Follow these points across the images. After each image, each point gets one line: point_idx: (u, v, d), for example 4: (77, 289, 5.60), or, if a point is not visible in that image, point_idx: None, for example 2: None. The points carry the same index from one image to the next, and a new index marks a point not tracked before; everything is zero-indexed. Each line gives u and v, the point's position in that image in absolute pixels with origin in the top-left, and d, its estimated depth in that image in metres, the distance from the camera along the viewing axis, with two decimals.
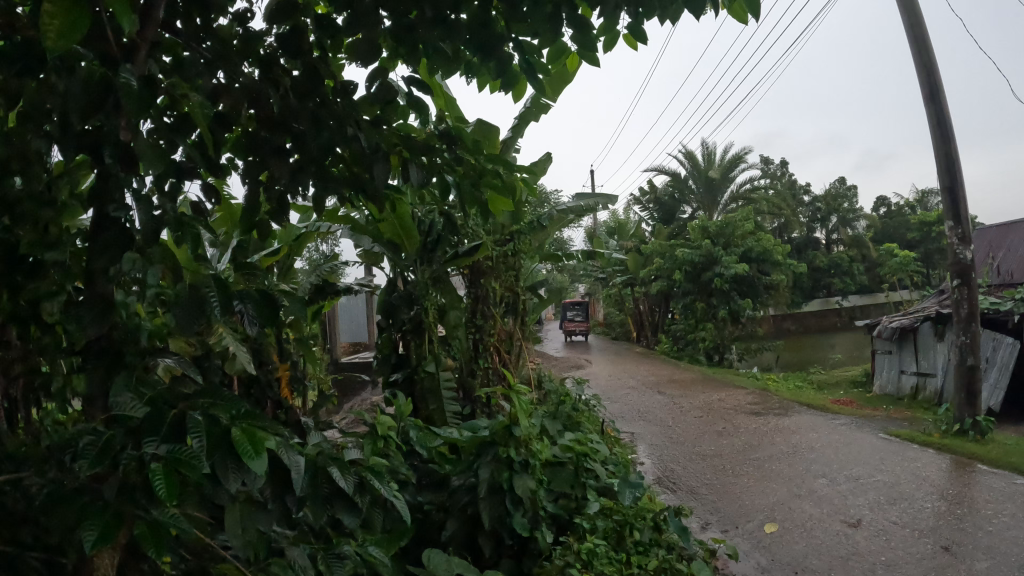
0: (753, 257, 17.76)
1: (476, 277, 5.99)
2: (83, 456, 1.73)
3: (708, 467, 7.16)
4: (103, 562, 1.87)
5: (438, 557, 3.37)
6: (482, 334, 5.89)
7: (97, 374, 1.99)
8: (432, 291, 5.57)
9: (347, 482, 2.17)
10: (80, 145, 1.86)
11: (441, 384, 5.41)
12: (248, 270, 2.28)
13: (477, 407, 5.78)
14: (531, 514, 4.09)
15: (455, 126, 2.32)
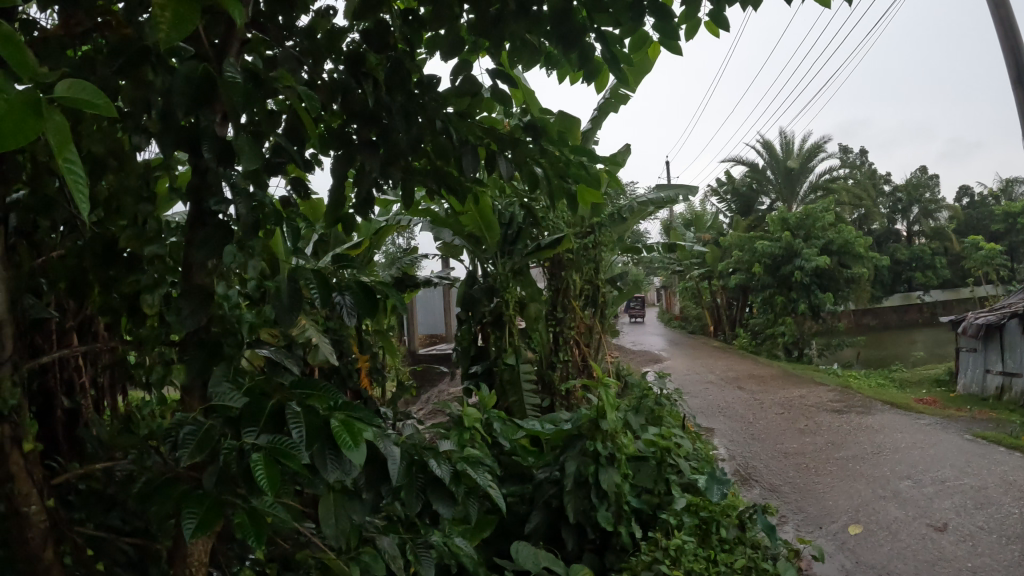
0: (834, 250, 17.09)
1: (557, 270, 5.84)
2: (184, 445, 1.77)
3: (792, 466, 6.92)
4: (198, 548, 1.84)
5: (525, 550, 3.37)
6: (562, 327, 5.76)
7: (195, 363, 1.92)
8: (511, 283, 5.50)
9: (444, 471, 2.01)
10: (178, 140, 1.86)
11: (520, 376, 5.35)
12: (345, 262, 2.04)
13: (556, 400, 5.70)
14: (616, 508, 4.05)
15: (540, 115, 2.00)
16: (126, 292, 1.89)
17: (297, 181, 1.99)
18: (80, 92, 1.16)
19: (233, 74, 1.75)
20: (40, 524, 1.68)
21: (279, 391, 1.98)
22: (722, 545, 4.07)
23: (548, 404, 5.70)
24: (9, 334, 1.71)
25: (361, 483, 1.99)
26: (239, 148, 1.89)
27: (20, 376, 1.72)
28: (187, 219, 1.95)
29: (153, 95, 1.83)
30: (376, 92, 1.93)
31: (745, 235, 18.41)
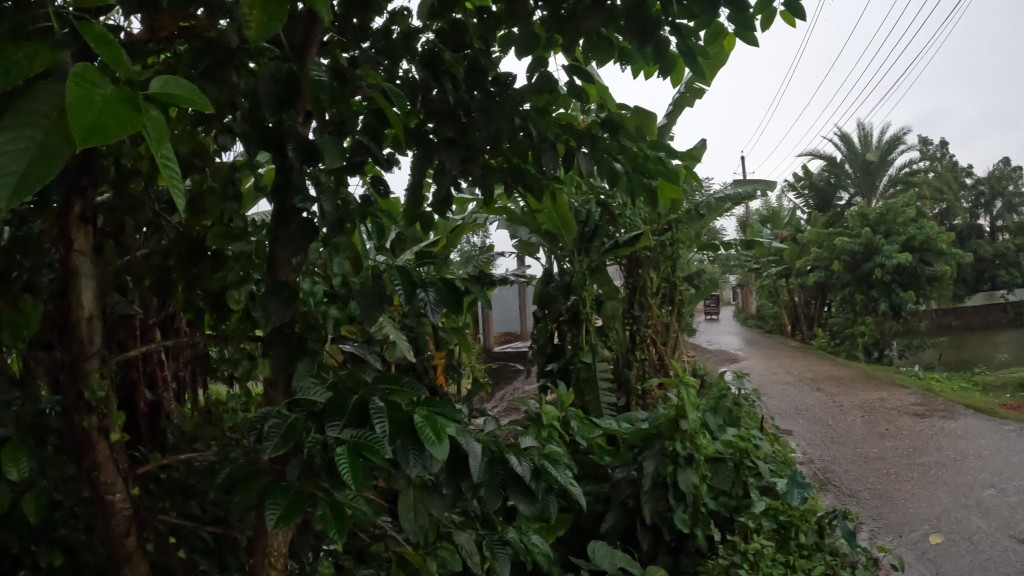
0: (916, 247, 14.75)
1: (633, 267, 5.58)
2: (269, 437, 1.80)
3: (871, 468, 6.56)
4: (277, 539, 1.85)
5: (603, 548, 3.47)
6: (639, 325, 5.53)
7: (280, 358, 1.94)
8: (588, 281, 5.44)
9: (525, 467, 1.94)
10: (262, 140, 1.90)
11: (597, 374, 5.24)
12: (427, 259, 2.03)
13: (632, 399, 5.51)
14: (692, 511, 4.07)
15: (618, 110, 1.96)
16: (210, 288, 1.93)
17: (378, 178, 2.00)
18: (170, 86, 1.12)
19: (319, 73, 1.77)
20: (125, 513, 1.72)
21: (361, 388, 1.99)
22: (800, 551, 3.97)
23: (625, 403, 5.53)
24: (98, 328, 1.76)
25: (442, 477, 1.97)
26: (322, 147, 1.91)
27: (106, 369, 1.77)
28: (270, 217, 1.98)
29: (237, 96, 1.86)
30: (456, 90, 1.92)
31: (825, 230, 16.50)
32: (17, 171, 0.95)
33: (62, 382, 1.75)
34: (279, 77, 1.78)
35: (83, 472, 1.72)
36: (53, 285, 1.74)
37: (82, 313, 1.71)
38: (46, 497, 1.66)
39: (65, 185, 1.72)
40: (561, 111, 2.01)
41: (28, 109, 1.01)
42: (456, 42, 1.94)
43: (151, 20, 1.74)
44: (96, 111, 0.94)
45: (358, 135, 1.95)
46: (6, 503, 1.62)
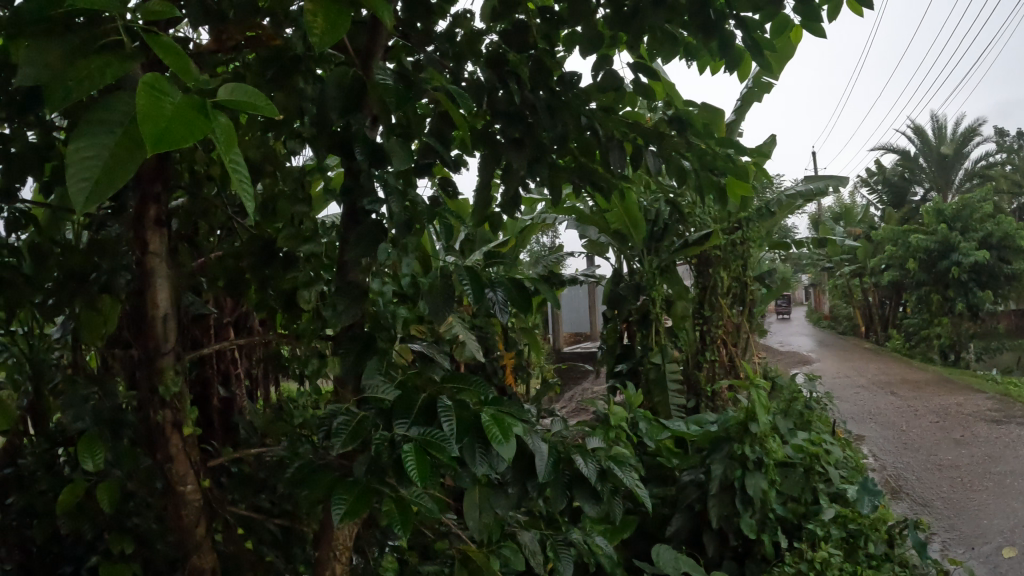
0: (995, 245, 14.02)
1: (704, 266, 5.45)
2: (337, 434, 1.84)
3: (947, 477, 5.86)
4: (342, 534, 1.89)
5: (667, 554, 3.48)
6: (708, 326, 5.38)
7: (348, 356, 1.98)
8: (658, 281, 5.27)
9: (591, 469, 1.93)
10: (330, 144, 1.94)
11: (667, 376, 5.13)
12: (496, 259, 2.04)
13: (701, 401, 5.33)
14: (760, 515, 3.96)
15: (685, 106, 1.93)
16: (281, 288, 1.99)
17: (445, 180, 2.02)
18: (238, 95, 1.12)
19: (385, 78, 1.81)
20: (195, 504, 1.79)
21: (430, 386, 2.01)
22: (869, 561, 3.78)
23: (694, 405, 5.35)
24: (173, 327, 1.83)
25: (509, 476, 1.98)
26: (390, 149, 1.94)
27: (180, 365, 1.84)
28: (340, 218, 2.03)
29: (304, 101, 1.92)
30: (521, 90, 1.92)
31: (898, 227, 15.13)
32: (91, 181, 0.95)
33: (138, 378, 1.83)
34: (346, 82, 1.83)
35: (157, 464, 1.80)
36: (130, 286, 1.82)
37: (157, 312, 1.79)
38: (120, 488, 1.75)
39: (140, 190, 1.80)
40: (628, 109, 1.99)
41: (104, 119, 1.01)
42: (519, 43, 1.94)
43: (218, 31, 1.82)
44: (170, 119, 0.93)
45: (425, 137, 1.98)
46: (82, 493, 1.70)
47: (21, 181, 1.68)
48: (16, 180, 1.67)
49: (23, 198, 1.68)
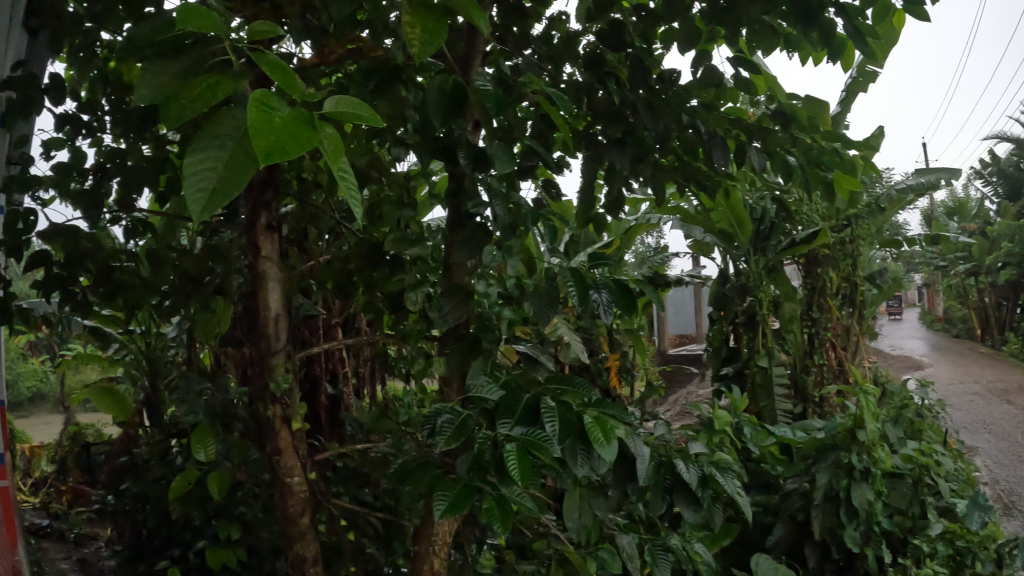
0: None
1: (812, 267, 4.68)
2: (440, 432, 1.88)
3: None
4: (443, 528, 1.93)
5: (766, 563, 3.35)
6: (817, 329, 4.62)
7: (454, 356, 2.02)
8: (764, 281, 4.69)
9: (692, 474, 1.89)
10: (435, 149, 1.99)
11: (774, 379, 4.52)
12: (600, 261, 2.04)
13: (808, 407, 4.62)
14: (864, 528, 3.62)
15: (789, 101, 1.85)
16: (389, 289, 2.06)
17: (549, 182, 2.03)
18: (346, 106, 1.11)
19: (483, 84, 1.85)
20: (300, 495, 1.88)
21: (534, 386, 2.04)
22: None
23: (800, 412, 4.63)
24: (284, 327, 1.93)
25: (610, 479, 1.97)
26: (492, 155, 1.97)
27: (290, 364, 1.94)
28: (446, 221, 2.08)
29: (407, 109, 1.98)
30: (620, 90, 1.91)
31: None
32: (207, 190, 0.89)
33: (251, 375, 1.94)
34: (446, 89, 1.87)
35: (267, 456, 1.91)
36: (244, 289, 1.94)
37: (269, 313, 1.89)
38: (230, 477, 1.86)
39: (252, 199, 1.91)
40: (731, 104, 1.94)
41: (213, 130, 0.95)
42: (614, 44, 1.92)
43: (320, 45, 1.91)
44: (277, 128, 0.88)
45: (527, 139, 2.00)
46: (193, 481, 1.83)
47: (138, 192, 1.81)
48: (133, 191, 1.80)
49: (140, 208, 1.82)
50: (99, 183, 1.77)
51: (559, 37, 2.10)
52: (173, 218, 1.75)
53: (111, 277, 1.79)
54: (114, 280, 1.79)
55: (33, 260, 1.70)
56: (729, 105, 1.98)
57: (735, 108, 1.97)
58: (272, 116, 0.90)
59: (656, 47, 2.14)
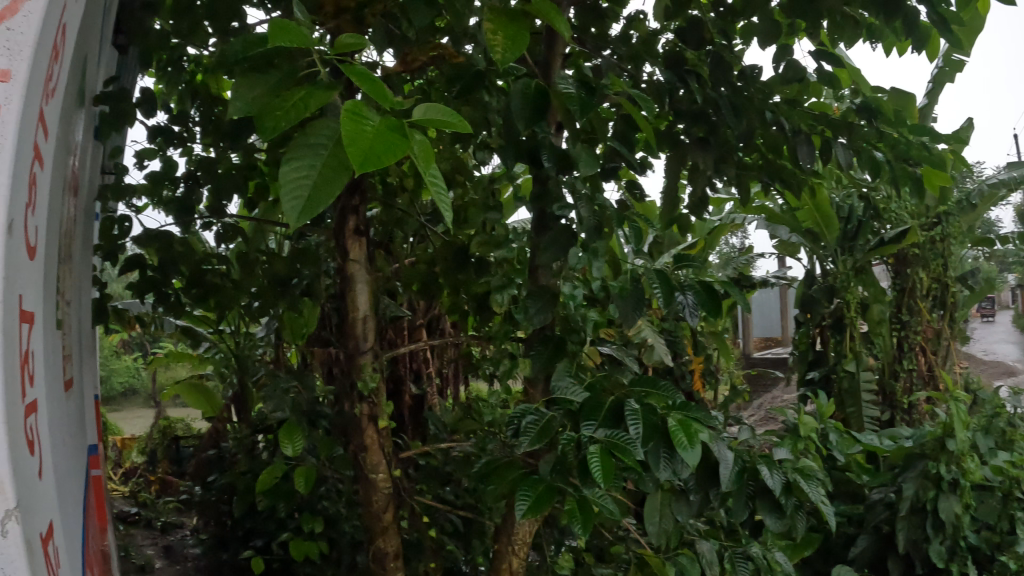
0: None
1: (901, 267, 4.55)
2: (523, 433, 1.87)
3: None
4: (524, 529, 1.93)
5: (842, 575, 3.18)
6: (906, 333, 4.50)
7: (538, 358, 2.00)
8: (853, 282, 4.55)
9: (776, 481, 1.84)
10: (519, 152, 1.99)
11: (862, 385, 4.41)
12: (685, 262, 2.00)
13: (896, 414, 4.49)
14: (950, 542, 3.43)
15: (875, 94, 1.78)
16: (474, 291, 2.09)
17: (633, 182, 2.01)
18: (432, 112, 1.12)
19: (565, 85, 1.84)
20: (385, 492, 1.92)
21: (618, 389, 2.01)
22: None
23: (887, 420, 4.50)
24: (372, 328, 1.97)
25: (692, 483, 1.93)
26: (576, 157, 1.94)
27: (377, 363, 1.98)
28: (531, 223, 2.07)
29: (489, 113, 1.99)
30: (702, 89, 1.86)
31: None
32: (305, 194, 1.03)
33: (339, 374, 1.99)
34: (528, 91, 1.87)
35: (352, 453, 1.96)
36: (331, 290, 1.99)
37: (357, 314, 1.93)
38: (316, 473, 1.91)
39: (341, 203, 1.95)
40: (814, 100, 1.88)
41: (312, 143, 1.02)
42: (695, 41, 1.88)
43: (403, 52, 1.93)
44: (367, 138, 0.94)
45: (610, 140, 1.97)
46: (281, 475, 1.89)
47: (228, 198, 1.90)
48: (223, 198, 1.89)
49: (231, 214, 1.90)
50: (191, 191, 1.87)
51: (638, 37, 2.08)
52: (259, 224, 1.84)
53: (203, 280, 1.89)
54: (205, 282, 1.89)
55: (129, 264, 1.82)
56: (813, 101, 1.91)
57: (819, 103, 1.91)
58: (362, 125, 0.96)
59: (738, 44, 2.09)
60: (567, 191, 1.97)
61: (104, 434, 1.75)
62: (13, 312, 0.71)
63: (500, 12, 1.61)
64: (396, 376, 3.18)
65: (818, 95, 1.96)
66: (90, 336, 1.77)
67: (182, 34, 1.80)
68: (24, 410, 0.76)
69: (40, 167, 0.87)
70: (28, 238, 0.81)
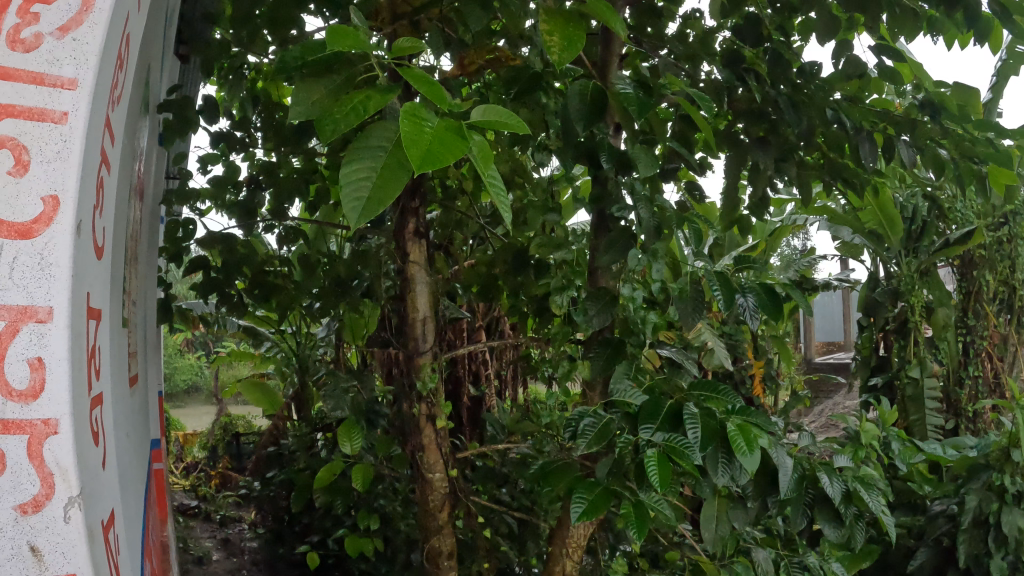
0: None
1: (967, 269, 4.49)
2: (580, 434, 1.84)
3: None
4: (578, 532, 1.91)
5: None
6: (971, 338, 4.39)
7: (597, 360, 1.96)
8: (918, 286, 4.43)
9: (836, 490, 1.78)
10: (578, 153, 1.95)
11: (926, 393, 4.22)
12: (746, 263, 1.95)
13: (960, 423, 4.35)
14: (1015, 556, 3.14)
15: (938, 88, 1.73)
16: (532, 293, 2.10)
17: (692, 182, 1.97)
18: (494, 113, 1.09)
19: (623, 84, 1.77)
20: (441, 491, 1.93)
21: (677, 392, 1.94)
22: None
23: (951, 428, 4.37)
24: (432, 330, 1.96)
25: (749, 490, 1.89)
26: (634, 157, 1.87)
27: (437, 364, 1.98)
28: (590, 225, 2.06)
29: (546, 115, 1.99)
30: (760, 87, 1.81)
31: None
32: (364, 198, 0.99)
33: (400, 373, 2.00)
34: (587, 93, 1.83)
35: (410, 453, 1.98)
36: (390, 292, 2.01)
37: (416, 315, 1.93)
38: (373, 470, 1.94)
39: (401, 206, 1.96)
40: (874, 95, 1.84)
41: (365, 144, 1.06)
42: (752, 38, 1.83)
43: (460, 56, 1.94)
44: (431, 136, 0.94)
45: (668, 140, 1.94)
46: (339, 472, 1.92)
47: (289, 202, 1.96)
48: (284, 201, 1.95)
49: (292, 217, 1.96)
50: (253, 194, 1.94)
51: (695, 37, 2.06)
52: (318, 226, 1.88)
53: (264, 281, 1.96)
54: (267, 283, 1.95)
55: (193, 265, 1.89)
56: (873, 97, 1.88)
57: (879, 99, 1.88)
58: (422, 128, 0.97)
59: (798, 42, 2.04)
60: (628, 191, 1.91)
61: (167, 428, 1.82)
62: (85, 307, 0.62)
63: (555, 10, 1.51)
64: (455, 378, 3.26)
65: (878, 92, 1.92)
66: (155, 334, 1.84)
67: (243, 43, 1.86)
68: (90, 409, 0.66)
69: (109, 157, 0.78)
70: (96, 237, 0.72)
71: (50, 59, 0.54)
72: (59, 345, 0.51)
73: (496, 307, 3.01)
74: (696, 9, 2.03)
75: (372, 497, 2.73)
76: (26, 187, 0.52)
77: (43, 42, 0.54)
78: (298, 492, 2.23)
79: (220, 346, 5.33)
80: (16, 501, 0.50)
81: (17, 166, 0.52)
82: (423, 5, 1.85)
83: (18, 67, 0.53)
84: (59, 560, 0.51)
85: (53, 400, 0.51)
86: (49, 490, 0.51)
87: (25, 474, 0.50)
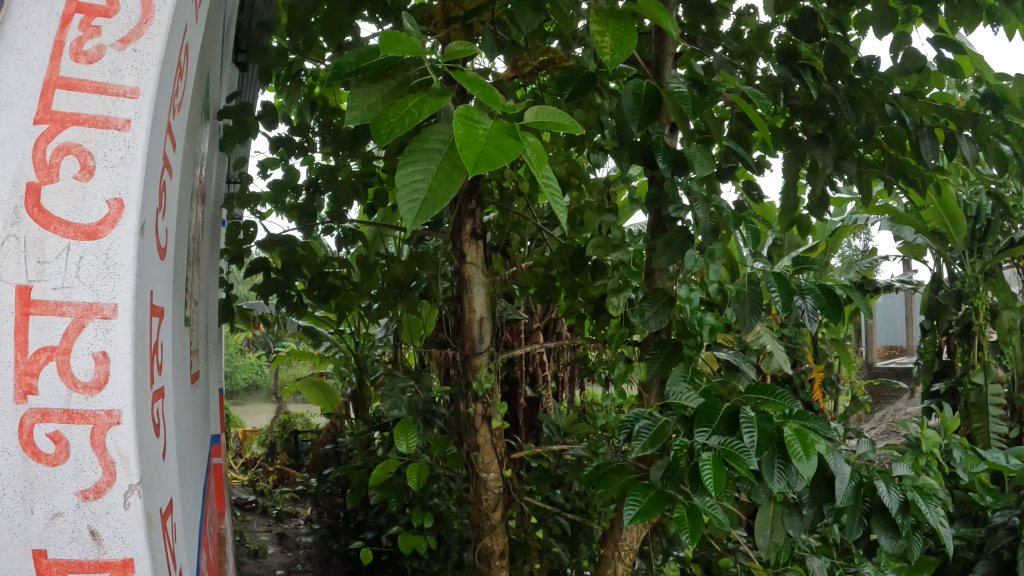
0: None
1: None
2: (636, 436, 1.80)
3: None
4: (631, 534, 1.90)
5: None
6: None
7: (654, 362, 1.93)
8: (981, 286, 4.34)
9: (894, 500, 1.73)
10: (635, 153, 1.93)
11: (989, 399, 4.13)
12: (805, 264, 1.89)
13: None
14: None
15: (1000, 82, 1.77)
16: (590, 293, 2.12)
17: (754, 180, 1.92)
18: (548, 114, 1.02)
19: (676, 83, 1.68)
20: (495, 491, 1.94)
21: (733, 396, 1.87)
22: None
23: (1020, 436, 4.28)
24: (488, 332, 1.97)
25: (806, 497, 1.84)
26: (692, 155, 1.81)
27: (492, 364, 1.98)
28: (647, 225, 2.04)
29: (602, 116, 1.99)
30: (819, 82, 1.77)
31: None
32: (421, 199, 0.93)
33: (456, 374, 2.01)
34: (641, 92, 1.76)
35: (466, 453, 2.00)
36: (449, 293, 2.01)
37: (472, 316, 1.92)
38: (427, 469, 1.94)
39: (456, 207, 1.96)
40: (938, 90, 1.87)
41: (420, 145, 1.00)
42: (809, 31, 1.78)
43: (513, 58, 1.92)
44: (485, 138, 0.87)
45: (727, 138, 1.87)
46: (393, 471, 1.91)
47: (348, 205, 2.00)
48: (342, 204, 1.99)
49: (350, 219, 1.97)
50: (312, 197, 1.97)
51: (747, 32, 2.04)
52: (374, 227, 1.91)
53: (323, 282, 2.00)
54: (325, 285, 2.00)
55: (253, 266, 1.92)
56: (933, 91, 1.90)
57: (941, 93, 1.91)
58: (478, 128, 0.90)
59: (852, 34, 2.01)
60: (687, 190, 1.85)
61: (225, 425, 1.85)
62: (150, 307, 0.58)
63: (606, 11, 1.39)
64: (511, 379, 3.36)
65: (939, 85, 1.94)
66: (215, 334, 1.87)
67: (301, 50, 1.91)
68: (153, 402, 0.62)
69: (171, 156, 0.72)
70: (160, 235, 0.67)
71: (111, 69, 0.51)
72: (126, 340, 0.49)
73: (549, 308, 3.10)
74: (750, 6, 2.01)
75: (425, 495, 2.83)
76: (91, 189, 0.49)
77: (105, 52, 0.51)
78: (353, 491, 2.28)
79: (285, 346, 5.59)
80: (78, 487, 0.48)
81: (82, 170, 0.49)
82: (476, 7, 1.88)
83: (82, 77, 0.51)
84: (118, 543, 0.49)
85: (117, 391, 0.48)
86: (110, 478, 0.49)
87: (87, 462, 0.48)
